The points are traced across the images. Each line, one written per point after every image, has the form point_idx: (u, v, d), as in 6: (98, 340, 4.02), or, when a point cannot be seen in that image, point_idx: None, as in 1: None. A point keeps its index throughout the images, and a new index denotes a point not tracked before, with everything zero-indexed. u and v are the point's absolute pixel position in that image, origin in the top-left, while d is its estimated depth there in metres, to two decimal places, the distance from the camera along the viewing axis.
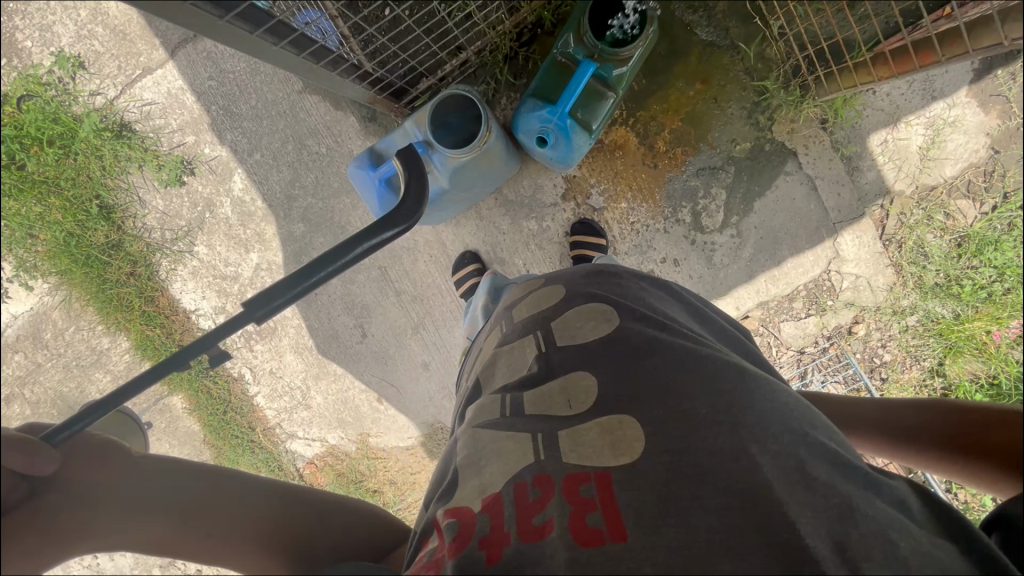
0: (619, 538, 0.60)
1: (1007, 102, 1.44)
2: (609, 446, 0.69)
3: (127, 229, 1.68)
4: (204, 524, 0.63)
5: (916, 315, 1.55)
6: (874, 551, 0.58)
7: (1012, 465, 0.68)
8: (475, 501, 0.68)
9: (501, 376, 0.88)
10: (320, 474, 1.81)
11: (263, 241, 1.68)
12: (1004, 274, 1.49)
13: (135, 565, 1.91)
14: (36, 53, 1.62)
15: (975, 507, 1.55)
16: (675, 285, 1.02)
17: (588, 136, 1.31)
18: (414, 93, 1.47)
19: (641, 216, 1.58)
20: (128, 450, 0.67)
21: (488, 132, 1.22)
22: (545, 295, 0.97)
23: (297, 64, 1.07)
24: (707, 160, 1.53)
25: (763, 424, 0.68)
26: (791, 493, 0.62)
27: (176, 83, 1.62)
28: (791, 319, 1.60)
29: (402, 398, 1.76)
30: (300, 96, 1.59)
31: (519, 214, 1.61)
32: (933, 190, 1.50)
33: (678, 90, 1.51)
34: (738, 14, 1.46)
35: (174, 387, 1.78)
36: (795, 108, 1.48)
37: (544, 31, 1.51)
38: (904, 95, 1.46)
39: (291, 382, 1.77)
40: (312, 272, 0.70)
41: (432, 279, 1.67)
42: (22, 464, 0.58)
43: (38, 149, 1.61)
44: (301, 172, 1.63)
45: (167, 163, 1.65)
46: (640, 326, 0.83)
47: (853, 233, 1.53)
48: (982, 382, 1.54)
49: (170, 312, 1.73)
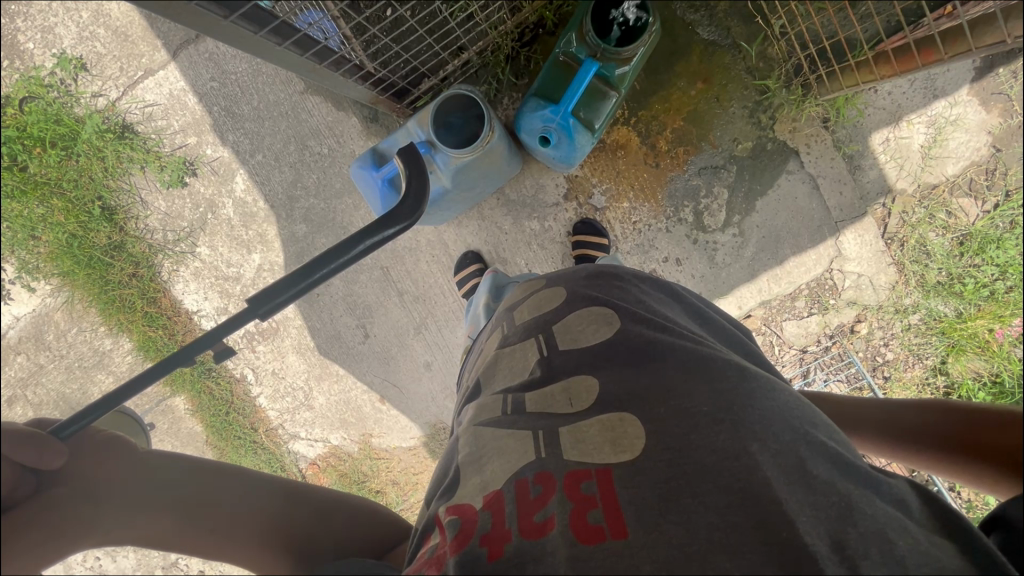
0: (620, 534, 0.59)
1: (1008, 101, 1.44)
2: (609, 443, 0.69)
3: (129, 230, 1.69)
4: (206, 519, 0.63)
5: (919, 314, 1.55)
6: (873, 550, 0.58)
7: (1011, 468, 0.68)
8: (476, 498, 0.68)
9: (502, 378, 0.88)
10: (323, 474, 1.82)
11: (264, 242, 1.68)
12: (1005, 272, 1.50)
13: (138, 567, 1.91)
14: (38, 54, 1.62)
15: (977, 506, 1.55)
16: (676, 287, 1.01)
17: (591, 135, 1.31)
18: (415, 92, 1.47)
19: (642, 216, 1.58)
20: (134, 446, 0.68)
21: (490, 131, 1.22)
22: (545, 297, 0.97)
23: (300, 64, 1.07)
24: (709, 160, 1.53)
25: (764, 423, 0.68)
26: (791, 492, 0.61)
27: (178, 84, 1.62)
28: (792, 318, 1.60)
29: (405, 398, 1.76)
30: (301, 97, 1.59)
31: (521, 214, 1.61)
32: (935, 188, 1.50)
33: (679, 90, 1.51)
34: (739, 14, 1.47)
35: (176, 387, 1.78)
36: (797, 108, 1.48)
37: (545, 31, 1.51)
38: (905, 94, 1.46)
39: (293, 382, 1.77)
40: (312, 271, 0.69)
41: (433, 279, 1.67)
42: (31, 458, 0.59)
43: (40, 150, 1.61)
44: (303, 173, 1.63)
45: (169, 164, 1.65)
46: (641, 328, 0.83)
47: (855, 232, 1.53)
48: (984, 380, 1.54)
49: (173, 313, 1.73)
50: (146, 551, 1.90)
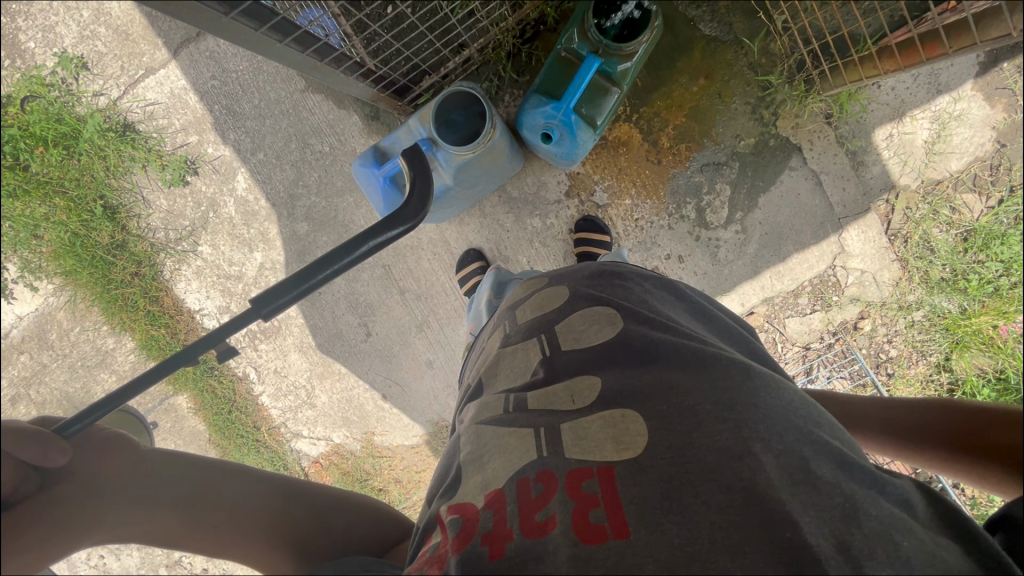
0: (621, 534, 0.59)
1: (1013, 96, 1.42)
2: (611, 441, 0.69)
3: (131, 229, 1.69)
4: (204, 516, 0.63)
5: (922, 311, 1.55)
6: (877, 550, 0.57)
7: (1010, 469, 0.68)
8: (478, 497, 0.68)
9: (505, 376, 0.87)
10: (325, 473, 1.82)
11: (266, 241, 1.68)
12: (1010, 268, 1.48)
13: (142, 565, 1.90)
14: (39, 53, 1.62)
15: (982, 503, 1.55)
16: (679, 285, 1.00)
17: (592, 132, 1.30)
18: (417, 90, 1.47)
19: (644, 212, 1.58)
20: (138, 444, 0.68)
21: (493, 128, 1.22)
22: (546, 296, 0.96)
23: (301, 61, 1.06)
24: (712, 156, 1.53)
25: (767, 423, 0.67)
26: (794, 493, 0.61)
27: (179, 83, 1.62)
28: (796, 315, 1.60)
29: (407, 396, 1.76)
30: (302, 95, 1.58)
31: (523, 211, 1.61)
32: (938, 185, 1.49)
33: (681, 86, 1.50)
34: (741, 9, 1.46)
35: (178, 386, 1.78)
36: (799, 104, 1.47)
37: (547, 27, 1.50)
38: (908, 89, 1.45)
39: (296, 381, 1.77)
40: (317, 270, 0.70)
41: (435, 278, 1.67)
42: (34, 455, 0.60)
43: (43, 149, 1.60)
44: (304, 171, 1.63)
45: (170, 163, 1.65)
46: (643, 328, 0.83)
47: (858, 228, 1.53)
48: (989, 376, 1.54)
49: (175, 312, 1.73)
50: (150, 549, 1.90)
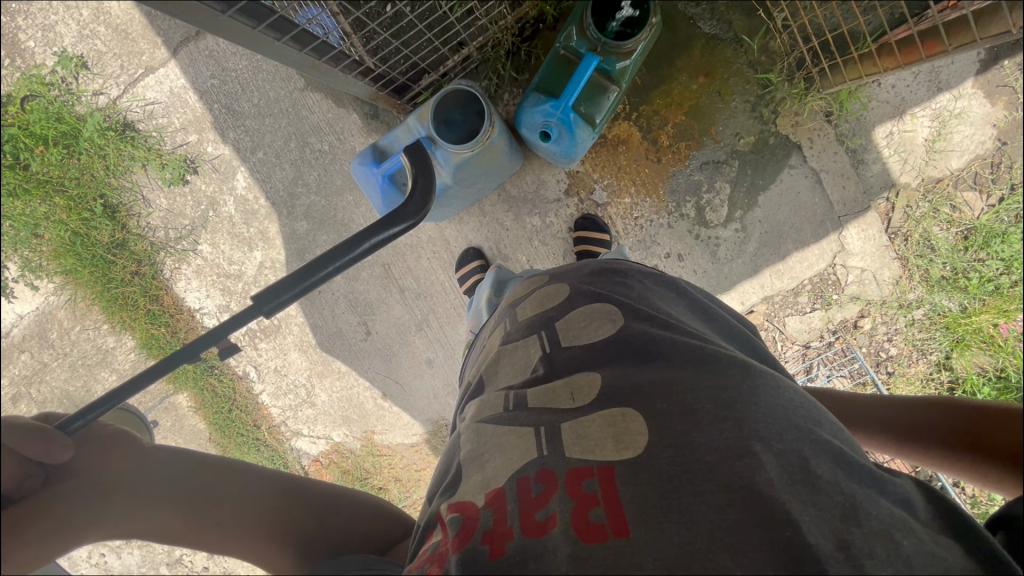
0: (620, 533, 0.59)
1: (1014, 93, 1.41)
2: (611, 440, 0.69)
3: (131, 229, 1.69)
4: (204, 513, 0.63)
5: (922, 309, 1.54)
6: (877, 549, 0.57)
7: (1008, 467, 0.67)
8: (478, 496, 0.68)
9: (505, 374, 0.87)
10: (325, 471, 1.83)
11: (266, 240, 1.68)
12: (1011, 266, 1.48)
13: (143, 564, 1.91)
14: (38, 53, 1.62)
15: (982, 502, 1.55)
16: (680, 281, 1.00)
17: (591, 130, 1.29)
18: (416, 88, 1.46)
19: (644, 211, 1.58)
20: (141, 442, 0.68)
21: (492, 126, 1.22)
22: (547, 294, 0.96)
23: (298, 59, 1.06)
24: (711, 154, 1.52)
25: (767, 421, 0.67)
26: (793, 491, 0.61)
27: (178, 82, 1.62)
28: (796, 313, 1.60)
29: (406, 395, 1.76)
30: (302, 94, 1.58)
31: (522, 210, 1.61)
32: (938, 183, 1.48)
33: (681, 84, 1.50)
34: (741, 7, 1.45)
35: (178, 385, 1.78)
36: (798, 102, 1.47)
37: (547, 26, 1.50)
38: (908, 87, 1.44)
39: (296, 380, 1.77)
40: (317, 269, 0.69)
41: (435, 277, 1.67)
42: (38, 451, 0.60)
43: (43, 149, 1.60)
44: (304, 170, 1.63)
45: (170, 162, 1.66)
46: (643, 325, 0.83)
47: (858, 226, 1.53)
48: (989, 375, 1.53)
49: (175, 311, 1.74)
50: (151, 547, 1.90)
